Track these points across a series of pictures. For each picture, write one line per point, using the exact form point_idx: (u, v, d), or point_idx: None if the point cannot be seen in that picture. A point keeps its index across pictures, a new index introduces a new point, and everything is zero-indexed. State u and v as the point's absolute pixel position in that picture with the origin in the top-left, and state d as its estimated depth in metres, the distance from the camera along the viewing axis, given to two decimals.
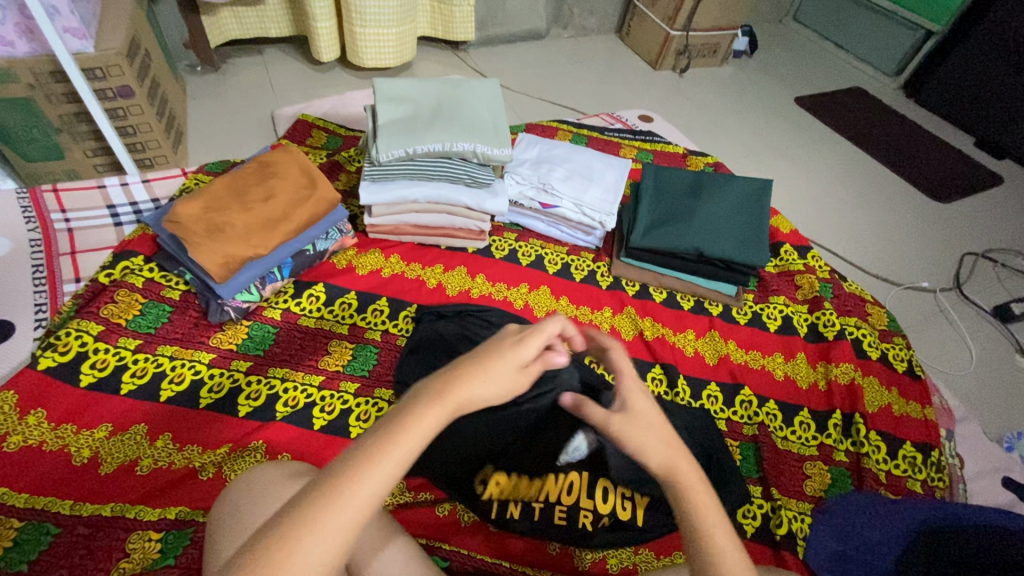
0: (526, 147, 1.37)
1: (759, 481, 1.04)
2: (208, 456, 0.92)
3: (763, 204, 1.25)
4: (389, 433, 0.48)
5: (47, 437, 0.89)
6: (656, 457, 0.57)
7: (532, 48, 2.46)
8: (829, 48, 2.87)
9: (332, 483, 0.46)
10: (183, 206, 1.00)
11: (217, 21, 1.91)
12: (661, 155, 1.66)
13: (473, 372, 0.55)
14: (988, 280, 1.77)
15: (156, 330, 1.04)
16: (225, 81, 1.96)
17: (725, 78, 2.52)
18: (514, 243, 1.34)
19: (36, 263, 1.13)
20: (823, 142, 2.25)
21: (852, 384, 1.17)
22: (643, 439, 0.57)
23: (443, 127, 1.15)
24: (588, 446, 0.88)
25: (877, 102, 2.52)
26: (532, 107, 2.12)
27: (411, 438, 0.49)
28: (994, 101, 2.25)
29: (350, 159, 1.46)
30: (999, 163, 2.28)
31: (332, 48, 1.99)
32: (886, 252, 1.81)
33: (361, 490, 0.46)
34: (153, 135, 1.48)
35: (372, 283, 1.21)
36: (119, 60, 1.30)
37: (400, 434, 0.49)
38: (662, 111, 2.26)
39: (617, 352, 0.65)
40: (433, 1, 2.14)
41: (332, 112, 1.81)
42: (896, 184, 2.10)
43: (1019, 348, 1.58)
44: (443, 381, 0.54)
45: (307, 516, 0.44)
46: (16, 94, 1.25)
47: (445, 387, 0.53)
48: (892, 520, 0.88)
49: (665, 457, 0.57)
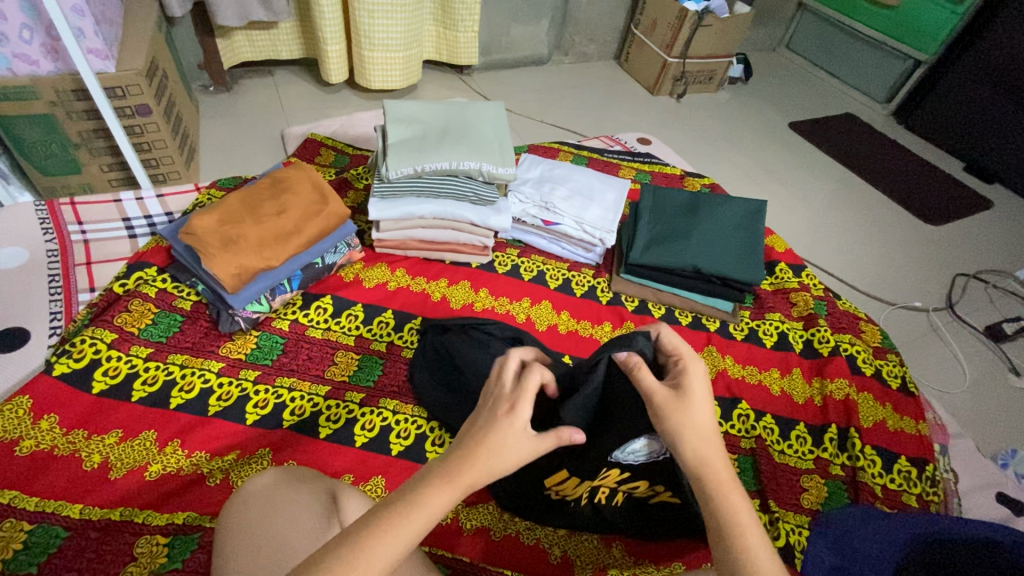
0: (529, 167, 1.42)
1: (757, 494, 1.06)
2: (216, 463, 0.94)
3: (758, 224, 1.29)
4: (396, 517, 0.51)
5: (59, 442, 0.91)
6: (691, 450, 0.61)
7: (534, 73, 2.54)
8: (821, 76, 2.96)
9: (341, 565, 0.48)
10: (199, 219, 1.04)
11: (231, 44, 1.99)
12: (660, 175, 1.71)
13: (483, 446, 0.56)
14: (979, 300, 1.81)
15: (167, 339, 1.07)
16: (237, 100, 2.03)
17: (720, 103, 2.60)
18: (516, 258, 1.38)
19: (52, 272, 1.17)
20: (816, 166, 2.32)
21: (847, 399, 1.19)
22: (684, 423, 0.61)
23: (450, 146, 1.19)
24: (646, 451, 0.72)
25: (869, 128, 2.60)
26: (534, 129, 2.18)
27: (421, 519, 0.52)
28: (982, 128, 2.32)
29: (358, 177, 1.50)
30: (989, 188, 2.34)
31: (341, 70, 2.05)
32: (879, 272, 1.85)
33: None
34: (167, 151, 1.53)
35: (378, 295, 1.24)
36: (138, 80, 1.35)
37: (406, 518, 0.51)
38: (659, 134, 2.33)
39: (671, 338, 0.70)
40: (439, 27, 2.23)
41: (341, 132, 1.87)
42: (888, 207, 2.16)
43: (1011, 366, 1.61)
44: (456, 460, 0.55)
45: None
46: (39, 110, 1.30)
47: (457, 467, 0.55)
48: (890, 531, 0.89)
49: (698, 452, 0.61)
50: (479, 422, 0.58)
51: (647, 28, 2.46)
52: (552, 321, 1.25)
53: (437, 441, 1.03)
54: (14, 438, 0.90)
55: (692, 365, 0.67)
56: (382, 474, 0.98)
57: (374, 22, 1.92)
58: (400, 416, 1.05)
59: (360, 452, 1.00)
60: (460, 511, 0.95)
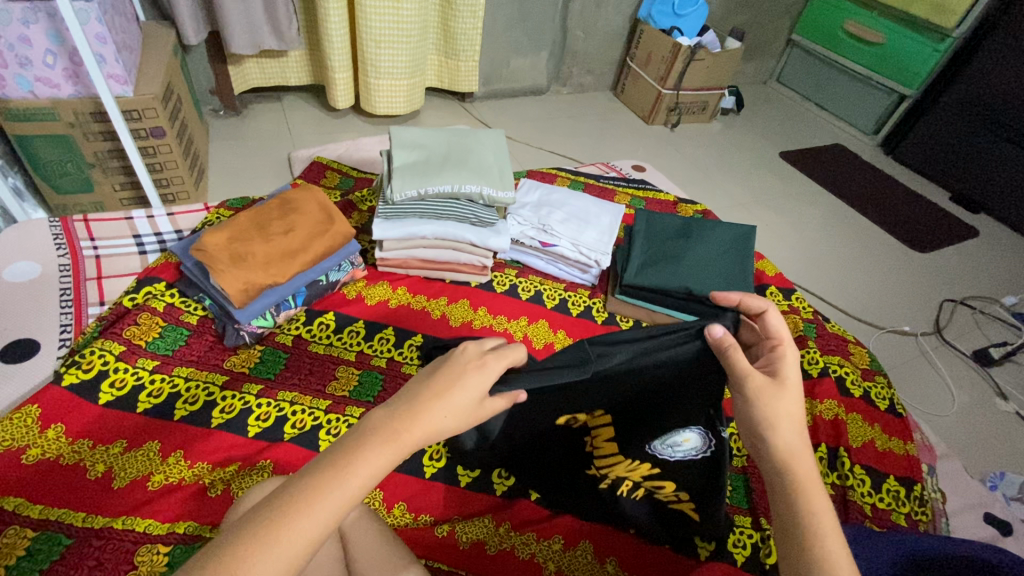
0: (528, 191, 1.47)
1: (748, 512, 1.07)
2: (217, 474, 0.95)
3: (747, 249, 1.34)
4: (336, 469, 0.50)
5: (65, 452, 0.93)
6: (785, 438, 0.62)
7: (532, 102, 2.64)
8: (810, 108, 3.07)
9: (276, 514, 0.47)
10: (210, 236, 1.08)
11: (242, 71, 2.06)
12: (654, 201, 1.76)
13: (430, 404, 0.57)
14: (967, 326, 1.85)
15: (174, 352, 1.10)
16: (245, 124, 2.10)
17: (713, 133, 2.69)
18: (514, 278, 1.42)
19: (63, 286, 1.21)
20: (806, 194, 2.39)
21: (836, 419, 1.22)
22: (778, 412, 0.63)
23: (452, 170, 1.25)
24: (688, 445, 0.81)
25: (857, 158, 2.68)
26: (532, 156, 2.26)
27: (366, 471, 0.51)
28: (966, 160, 2.41)
29: (363, 199, 1.55)
30: (974, 217, 2.41)
31: (347, 96, 2.13)
32: (869, 297, 1.90)
33: (301, 528, 0.47)
34: (178, 172, 1.58)
35: (379, 313, 1.27)
36: (154, 104, 1.41)
37: (347, 473, 0.50)
38: (654, 161, 2.40)
39: (776, 318, 0.71)
40: (441, 57, 2.32)
41: (346, 155, 1.93)
42: (876, 234, 2.22)
43: (999, 391, 1.64)
44: (400, 417, 0.55)
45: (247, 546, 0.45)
46: (57, 131, 1.35)
47: (401, 424, 0.54)
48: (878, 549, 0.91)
49: (793, 443, 0.62)
50: (434, 378, 0.60)
51: (642, 61, 2.56)
52: (548, 339, 1.28)
53: (435, 455, 1.05)
54: (22, 446, 0.93)
55: (791, 351, 0.68)
56: (379, 488, 0.99)
57: (380, 51, 2.01)
58: None
59: None
60: (456, 524, 0.96)
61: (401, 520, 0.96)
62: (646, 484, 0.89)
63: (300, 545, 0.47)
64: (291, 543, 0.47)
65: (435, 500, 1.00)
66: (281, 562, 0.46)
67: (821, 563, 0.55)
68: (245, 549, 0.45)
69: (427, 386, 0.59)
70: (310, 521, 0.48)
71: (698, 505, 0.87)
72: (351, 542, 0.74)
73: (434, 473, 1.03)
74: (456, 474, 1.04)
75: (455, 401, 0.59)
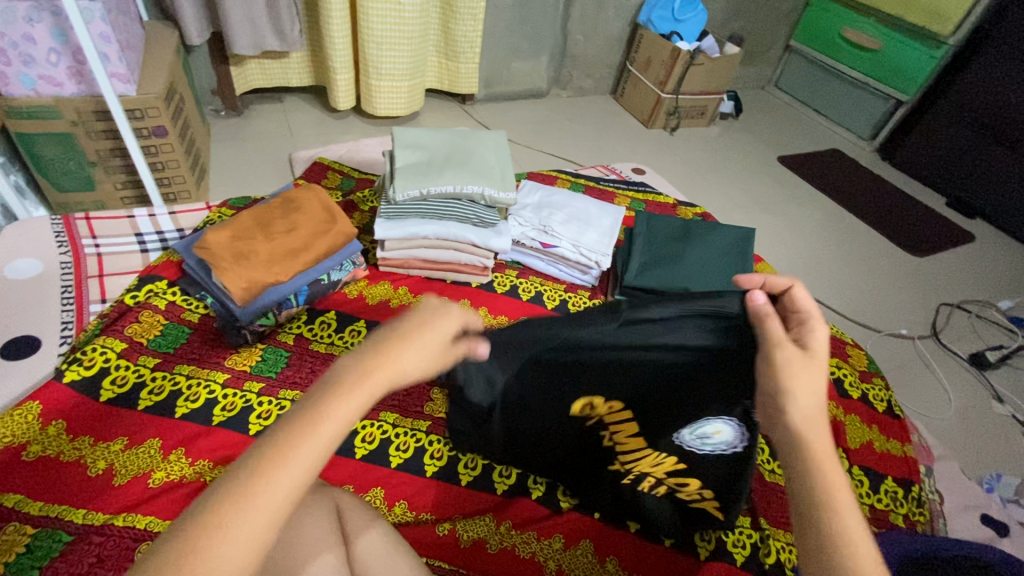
0: (529, 193, 1.48)
1: (748, 512, 1.08)
2: (218, 471, 0.95)
3: (747, 251, 1.34)
4: (304, 422, 0.46)
5: (65, 448, 0.93)
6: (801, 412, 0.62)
7: (533, 105, 2.65)
8: (808, 113, 3.09)
9: (242, 477, 0.44)
10: (213, 234, 1.08)
11: (244, 72, 2.07)
12: (654, 204, 1.78)
13: (394, 347, 0.53)
14: (964, 330, 1.86)
15: (174, 350, 1.10)
16: (247, 124, 2.10)
17: (711, 137, 2.70)
18: (515, 279, 1.43)
19: (65, 283, 1.21)
20: (804, 198, 2.40)
21: (835, 421, 1.23)
22: (798, 384, 0.62)
23: (454, 171, 1.26)
24: (716, 439, 0.78)
25: (854, 162, 2.70)
26: (532, 158, 2.27)
27: (336, 418, 0.48)
28: (962, 165, 2.43)
29: (365, 199, 1.56)
30: (970, 222, 2.43)
31: (348, 97, 2.14)
32: (866, 300, 1.91)
33: (274, 487, 0.44)
34: (179, 171, 1.58)
35: (380, 312, 1.27)
36: (157, 103, 1.41)
37: (316, 423, 0.47)
38: (653, 165, 2.42)
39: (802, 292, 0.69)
40: (441, 59, 2.33)
41: (347, 156, 1.93)
42: (873, 238, 2.24)
43: (996, 394, 1.66)
44: (363, 361, 0.51)
45: (215, 516, 0.42)
46: (60, 129, 1.36)
47: (368, 368, 0.51)
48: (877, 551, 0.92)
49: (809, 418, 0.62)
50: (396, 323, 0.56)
51: (642, 65, 2.58)
52: None
53: (436, 454, 1.06)
54: (22, 442, 0.92)
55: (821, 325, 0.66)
56: (380, 486, 1.00)
57: (382, 53, 2.02)
58: (400, 429, 1.08)
59: (361, 463, 1.02)
60: (457, 523, 0.96)
61: (402, 518, 0.96)
62: (670, 481, 0.89)
63: (274, 503, 0.44)
64: (266, 504, 0.43)
65: (436, 499, 1.00)
66: (256, 524, 0.43)
67: (840, 545, 0.56)
68: (212, 522, 0.42)
69: (393, 329, 0.55)
70: (282, 479, 0.44)
71: (722, 505, 0.87)
72: (354, 539, 0.75)
73: (435, 472, 1.03)
74: (457, 473, 1.04)
75: (421, 347, 0.55)
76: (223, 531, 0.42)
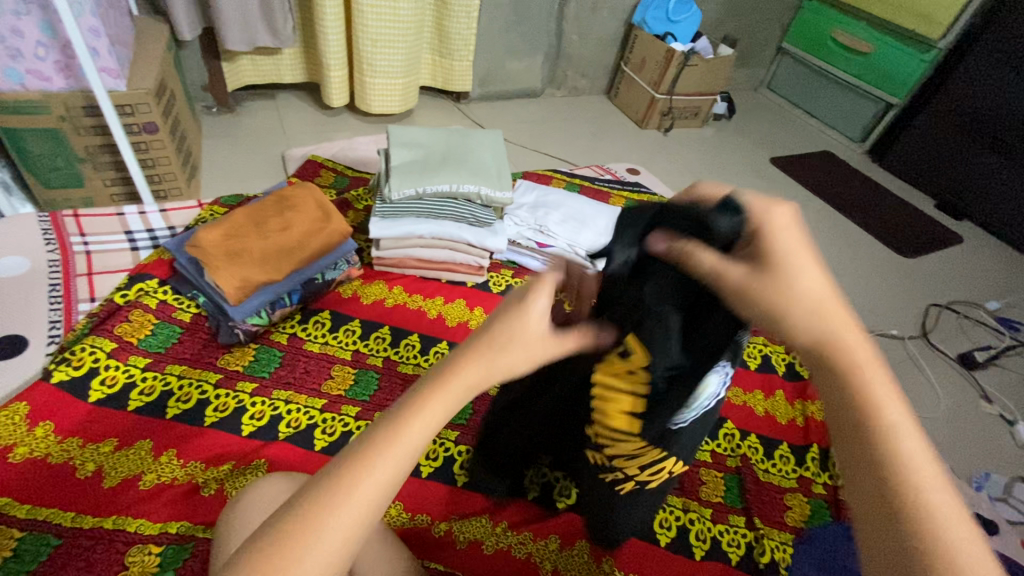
0: (524, 192, 1.48)
1: (742, 512, 1.09)
2: (210, 473, 0.94)
3: None
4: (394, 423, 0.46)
5: (53, 450, 0.92)
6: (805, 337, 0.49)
7: (527, 105, 2.64)
8: (800, 115, 3.11)
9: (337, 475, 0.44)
10: (205, 232, 1.07)
11: (236, 68, 2.05)
12: (649, 204, 1.78)
13: (495, 339, 0.49)
14: (952, 330, 1.89)
15: (166, 350, 1.08)
16: (239, 121, 2.08)
17: (705, 138, 2.72)
18: (511, 279, 1.42)
19: (53, 282, 1.18)
20: (797, 199, 2.42)
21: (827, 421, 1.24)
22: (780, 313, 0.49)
23: (450, 170, 1.25)
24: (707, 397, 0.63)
25: (845, 164, 2.73)
26: (527, 158, 2.26)
27: (427, 416, 0.46)
28: (951, 168, 2.46)
29: (359, 198, 1.55)
30: (959, 224, 2.46)
31: (342, 94, 2.12)
32: (858, 301, 1.93)
33: (365, 487, 0.44)
34: (170, 168, 1.56)
35: (375, 312, 1.26)
36: (147, 99, 1.39)
37: (407, 422, 0.46)
38: (647, 165, 2.42)
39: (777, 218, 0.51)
40: (435, 57, 2.32)
41: (340, 154, 1.92)
42: (864, 240, 2.26)
43: (983, 394, 1.68)
44: (462, 356, 0.49)
45: (311, 512, 0.43)
46: (48, 125, 1.33)
47: (464, 365, 0.48)
48: None
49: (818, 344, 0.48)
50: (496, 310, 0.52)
51: (636, 66, 2.59)
52: None
53: (432, 454, 1.05)
54: (9, 444, 0.91)
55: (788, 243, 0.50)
56: None
57: (376, 50, 2.00)
58: None
59: None
60: (453, 524, 0.96)
61: (398, 519, 0.96)
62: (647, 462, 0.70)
63: (366, 499, 0.44)
64: (358, 501, 0.43)
65: (432, 501, 0.99)
66: (350, 521, 0.43)
67: (942, 550, 0.40)
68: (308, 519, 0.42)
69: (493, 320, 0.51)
70: (372, 478, 0.44)
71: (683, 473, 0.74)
72: None
73: (430, 473, 1.03)
74: (452, 474, 1.03)
75: (523, 338, 0.50)
76: (316, 531, 0.42)
